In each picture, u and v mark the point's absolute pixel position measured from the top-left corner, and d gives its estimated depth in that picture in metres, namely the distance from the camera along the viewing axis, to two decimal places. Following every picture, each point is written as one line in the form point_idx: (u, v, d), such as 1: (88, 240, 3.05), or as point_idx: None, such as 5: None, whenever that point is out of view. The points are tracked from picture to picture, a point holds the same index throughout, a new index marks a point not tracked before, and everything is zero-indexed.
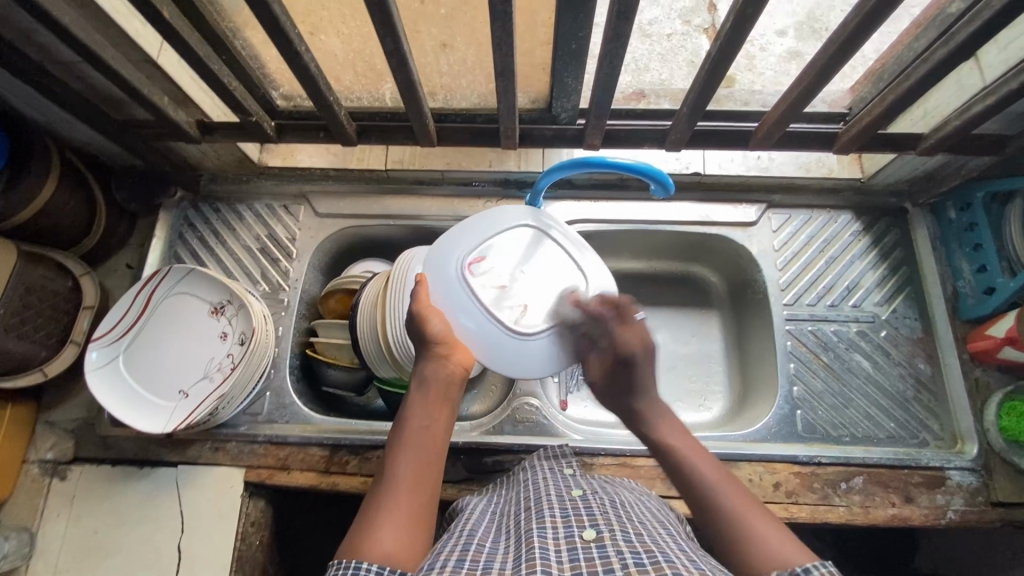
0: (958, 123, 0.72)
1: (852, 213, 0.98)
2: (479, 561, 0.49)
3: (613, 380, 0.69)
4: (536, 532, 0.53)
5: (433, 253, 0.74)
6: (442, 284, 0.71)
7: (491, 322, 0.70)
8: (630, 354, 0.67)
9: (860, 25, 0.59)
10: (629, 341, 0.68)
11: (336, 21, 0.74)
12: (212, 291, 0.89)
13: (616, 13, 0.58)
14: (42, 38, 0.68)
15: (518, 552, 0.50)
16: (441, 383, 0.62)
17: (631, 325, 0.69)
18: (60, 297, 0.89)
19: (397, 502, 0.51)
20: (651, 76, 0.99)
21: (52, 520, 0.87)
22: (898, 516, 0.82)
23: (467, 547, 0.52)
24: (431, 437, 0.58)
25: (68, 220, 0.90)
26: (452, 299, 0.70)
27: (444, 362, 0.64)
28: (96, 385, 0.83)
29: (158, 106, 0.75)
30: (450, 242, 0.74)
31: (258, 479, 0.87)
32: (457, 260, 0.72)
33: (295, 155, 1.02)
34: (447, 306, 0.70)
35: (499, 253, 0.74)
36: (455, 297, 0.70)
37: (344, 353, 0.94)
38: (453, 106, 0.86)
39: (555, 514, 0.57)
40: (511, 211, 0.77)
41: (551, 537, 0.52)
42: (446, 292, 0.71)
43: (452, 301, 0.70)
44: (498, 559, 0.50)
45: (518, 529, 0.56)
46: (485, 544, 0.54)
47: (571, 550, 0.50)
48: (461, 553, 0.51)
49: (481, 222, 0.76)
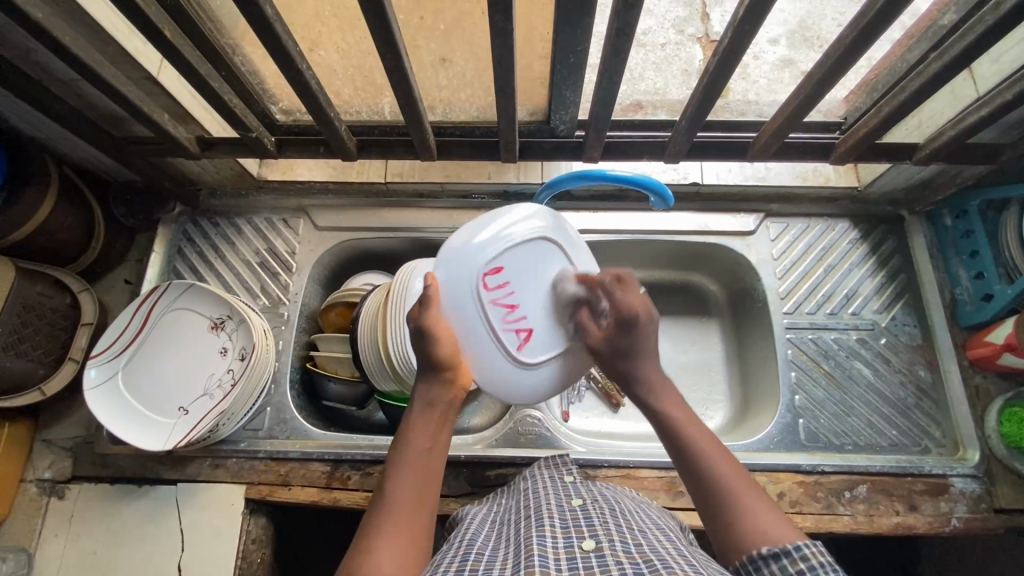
0: (953, 133, 0.73)
1: (850, 221, 0.99)
2: (477, 570, 0.49)
3: (614, 346, 0.66)
4: (536, 540, 0.53)
5: (447, 248, 0.70)
6: (450, 291, 0.69)
7: (493, 345, 0.69)
8: (634, 317, 0.64)
9: (857, 39, 0.60)
10: (630, 302, 0.64)
11: (335, 36, 0.74)
12: (211, 306, 0.88)
13: (616, 30, 0.59)
14: (42, 57, 0.68)
15: (518, 560, 0.50)
16: (445, 403, 0.63)
17: (631, 294, 0.65)
18: (59, 314, 0.88)
19: (396, 523, 0.53)
20: (647, 85, 0.99)
21: (50, 540, 0.86)
22: (902, 524, 0.81)
23: (466, 558, 0.53)
24: (430, 458, 0.59)
25: (67, 236, 0.89)
26: (464, 310, 0.69)
27: (449, 386, 0.65)
28: (94, 403, 0.82)
29: (158, 123, 0.75)
30: (462, 244, 0.70)
31: (259, 496, 0.86)
32: (475, 270, 0.69)
33: (295, 169, 1.02)
34: (457, 319, 0.69)
35: (518, 267, 0.71)
36: (465, 312, 0.69)
37: (345, 366, 0.94)
38: (454, 118, 0.87)
39: (555, 523, 0.57)
40: (518, 218, 0.72)
41: (551, 545, 0.52)
42: (456, 308, 0.68)
43: (460, 319, 0.69)
44: (497, 567, 0.50)
45: (517, 537, 0.56)
46: (484, 553, 0.54)
47: (570, 559, 0.50)
48: (460, 564, 0.51)
49: (499, 224, 0.71)
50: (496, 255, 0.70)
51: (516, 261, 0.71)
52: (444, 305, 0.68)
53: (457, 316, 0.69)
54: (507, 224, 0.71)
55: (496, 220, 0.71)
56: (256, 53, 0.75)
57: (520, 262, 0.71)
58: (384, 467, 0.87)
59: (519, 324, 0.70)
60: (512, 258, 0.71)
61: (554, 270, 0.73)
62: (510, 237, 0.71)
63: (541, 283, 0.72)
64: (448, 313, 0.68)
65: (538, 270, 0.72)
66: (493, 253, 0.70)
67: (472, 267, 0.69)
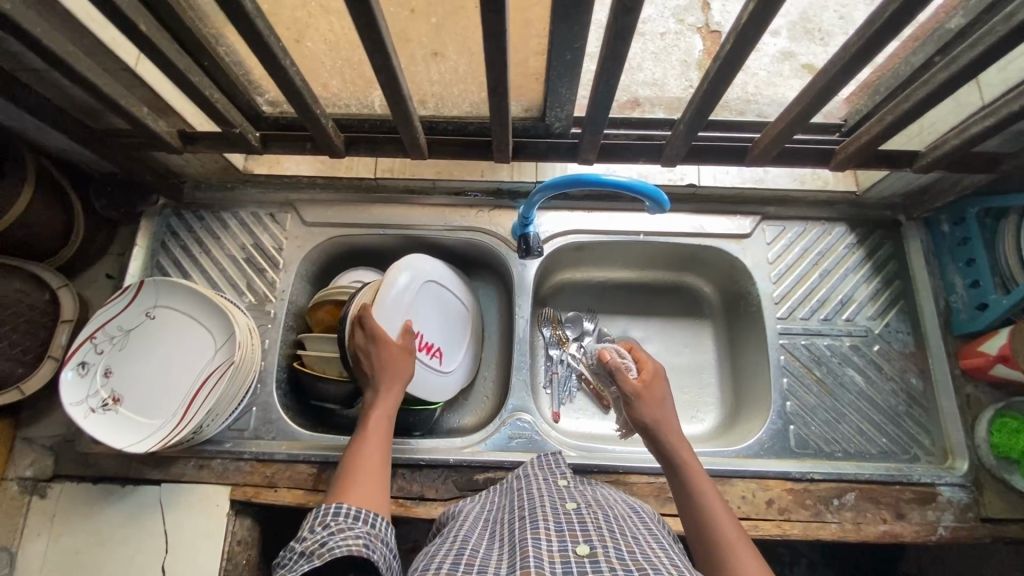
0: (957, 141, 0.72)
1: (847, 225, 0.98)
2: (474, 567, 0.51)
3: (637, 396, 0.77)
4: (530, 542, 0.53)
5: (161, 381, 0.83)
6: (138, 406, 0.81)
7: (129, 410, 0.81)
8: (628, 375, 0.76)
9: (866, 45, 0.58)
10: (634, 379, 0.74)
11: (323, 28, 0.70)
12: (193, 304, 0.85)
13: (615, 33, 0.57)
14: (12, 46, 0.65)
15: (513, 561, 0.51)
16: (395, 390, 0.77)
17: (642, 360, 0.78)
18: (38, 311, 0.85)
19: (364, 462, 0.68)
20: (643, 76, 0.94)
21: (33, 540, 0.85)
22: (889, 532, 0.82)
23: (461, 553, 0.54)
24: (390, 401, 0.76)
25: (43, 230, 0.86)
26: (181, 340, 0.85)
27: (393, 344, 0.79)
28: (68, 385, 0.80)
29: (137, 116, 0.73)
30: (117, 339, 0.84)
31: (245, 497, 0.85)
32: (102, 347, 0.83)
33: (281, 164, 0.99)
34: (215, 334, 0.84)
35: (141, 342, 0.84)
36: (128, 392, 0.82)
37: (332, 365, 0.91)
38: (445, 113, 0.84)
39: (549, 525, 0.56)
40: (138, 301, 0.85)
41: (546, 548, 0.52)
42: (122, 399, 0.81)
43: (125, 397, 0.81)
44: (493, 565, 0.51)
45: (511, 539, 0.56)
46: (479, 551, 0.55)
47: (565, 563, 0.50)
48: (456, 557, 0.53)
49: (123, 320, 0.85)
50: (117, 314, 0.85)
51: (139, 353, 0.84)
52: (214, 316, 0.84)
53: (201, 354, 0.84)
54: (103, 332, 0.84)
55: (115, 318, 0.84)
56: (239, 44, 0.70)
57: (115, 357, 0.83)
58: None
59: (145, 388, 0.82)
60: (142, 333, 0.85)
61: (157, 310, 0.86)
62: (120, 314, 0.85)
63: (147, 339, 0.84)
64: (208, 324, 0.85)
65: (156, 337, 0.85)
66: (127, 335, 0.84)
67: (116, 358, 0.83)
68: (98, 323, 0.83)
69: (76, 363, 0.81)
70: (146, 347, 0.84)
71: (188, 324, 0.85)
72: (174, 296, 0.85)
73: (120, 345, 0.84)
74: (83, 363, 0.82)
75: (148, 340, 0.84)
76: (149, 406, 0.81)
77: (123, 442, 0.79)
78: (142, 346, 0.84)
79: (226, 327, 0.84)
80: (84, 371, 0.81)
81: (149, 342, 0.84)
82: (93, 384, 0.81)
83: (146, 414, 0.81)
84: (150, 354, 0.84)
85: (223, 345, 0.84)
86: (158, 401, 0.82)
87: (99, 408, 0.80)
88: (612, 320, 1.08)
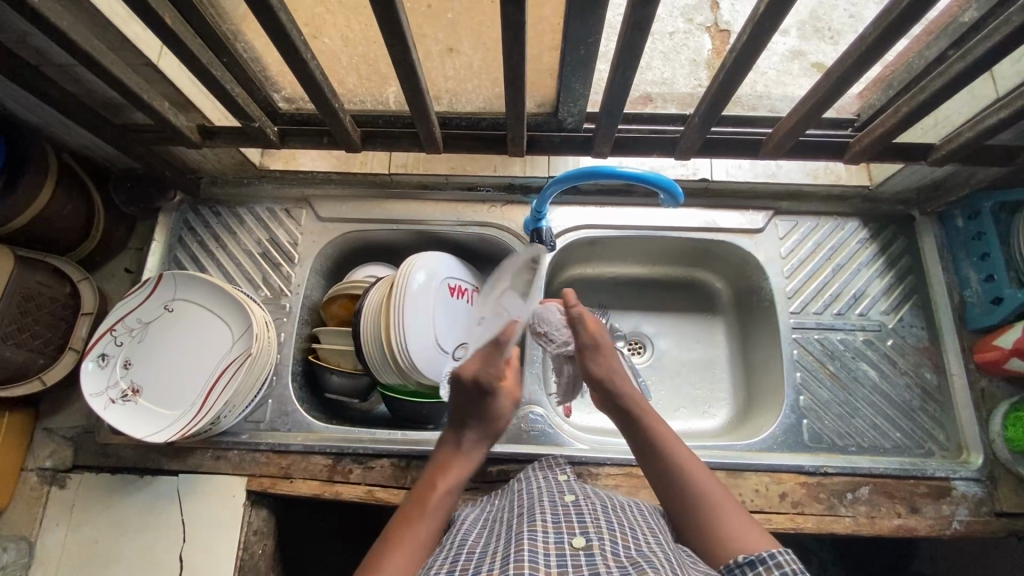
0: (972, 134, 0.72)
1: (860, 220, 0.98)
2: (468, 568, 0.51)
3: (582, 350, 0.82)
4: (526, 535, 0.53)
5: (178, 372, 0.84)
6: (157, 397, 0.82)
7: (148, 401, 0.82)
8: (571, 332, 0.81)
9: (880, 37, 0.58)
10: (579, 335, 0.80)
11: (340, 25, 0.71)
12: (210, 296, 0.86)
13: (631, 25, 0.57)
14: (38, 41, 0.67)
15: (507, 554, 0.51)
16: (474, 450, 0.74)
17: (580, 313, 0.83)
18: (59, 303, 0.87)
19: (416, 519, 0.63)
20: (653, 74, 0.95)
21: (52, 529, 0.86)
22: (904, 526, 0.81)
23: (457, 558, 0.54)
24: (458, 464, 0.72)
25: (64, 224, 0.88)
26: (198, 333, 0.86)
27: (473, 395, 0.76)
28: (88, 376, 0.81)
29: (158, 111, 0.74)
30: (137, 331, 0.85)
31: (261, 488, 0.86)
32: (122, 339, 0.84)
33: (297, 159, 1.01)
34: (232, 327, 0.85)
35: (160, 334, 0.85)
36: (147, 383, 0.83)
37: (348, 358, 0.93)
38: (459, 109, 0.85)
39: (547, 518, 0.57)
40: (157, 294, 0.86)
41: (541, 540, 0.52)
42: (142, 390, 0.83)
43: (144, 389, 0.83)
44: (486, 561, 0.51)
45: (509, 534, 0.56)
46: (475, 551, 0.55)
47: (559, 556, 0.50)
48: (451, 565, 0.52)
49: (142, 313, 0.86)
50: (137, 306, 0.86)
51: (158, 345, 0.85)
52: (231, 309, 0.85)
53: (218, 346, 0.85)
54: (123, 324, 0.85)
55: (134, 310, 0.85)
56: (258, 39, 0.71)
57: (134, 349, 0.84)
58: (386, 461, 0.87)
59: (163, 379, 0.83)
60: (161, 325, 0.86)
61: (175, 302, 0.87)
62: (139, 307, 0.86)
63: (165, 331, 0.86)
64: (225, 317, 0.86)
65: (174, 330, 0.86)
66: (146, 327, 0.86)
67: (135, 349, 0.84)
68: (117, 316, 0.85)
69: (96, 355, 0.82)
70: (164, 339, 0.85)
71: (205, 316, 0.86)
72: (192, 290, 0.86)
73: (140, 337, 0.85)
74: (103, 354, 0.83)
75: (166, 332, 0.86)
76: (168, 396, 0.82)
77: (142, 432, 0.80)
78: (161, 338, 0.85)
79: (243, 319, 0.85)
80: (104, 363, 0.82)
81: (167, 334, 0.85)
82: (113, 374, 0.83)
83: (165, 405, 0.82)
84: (169, 346, 0.85)
85: (240, 337, 0.85)
86: (176, 391, 0.83)
87: (119, 399, 0.82)
88: (624, 315, 1.09)
